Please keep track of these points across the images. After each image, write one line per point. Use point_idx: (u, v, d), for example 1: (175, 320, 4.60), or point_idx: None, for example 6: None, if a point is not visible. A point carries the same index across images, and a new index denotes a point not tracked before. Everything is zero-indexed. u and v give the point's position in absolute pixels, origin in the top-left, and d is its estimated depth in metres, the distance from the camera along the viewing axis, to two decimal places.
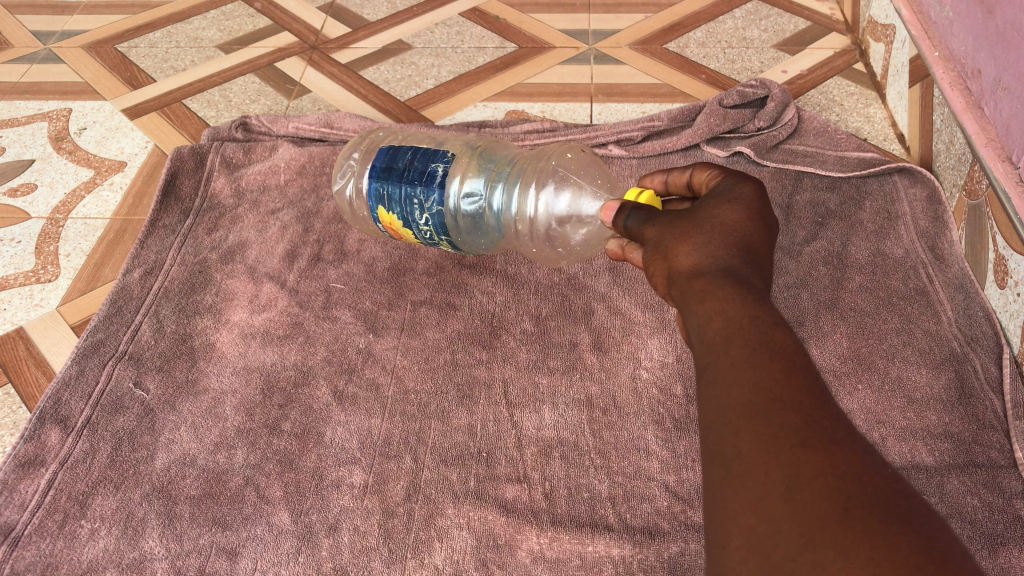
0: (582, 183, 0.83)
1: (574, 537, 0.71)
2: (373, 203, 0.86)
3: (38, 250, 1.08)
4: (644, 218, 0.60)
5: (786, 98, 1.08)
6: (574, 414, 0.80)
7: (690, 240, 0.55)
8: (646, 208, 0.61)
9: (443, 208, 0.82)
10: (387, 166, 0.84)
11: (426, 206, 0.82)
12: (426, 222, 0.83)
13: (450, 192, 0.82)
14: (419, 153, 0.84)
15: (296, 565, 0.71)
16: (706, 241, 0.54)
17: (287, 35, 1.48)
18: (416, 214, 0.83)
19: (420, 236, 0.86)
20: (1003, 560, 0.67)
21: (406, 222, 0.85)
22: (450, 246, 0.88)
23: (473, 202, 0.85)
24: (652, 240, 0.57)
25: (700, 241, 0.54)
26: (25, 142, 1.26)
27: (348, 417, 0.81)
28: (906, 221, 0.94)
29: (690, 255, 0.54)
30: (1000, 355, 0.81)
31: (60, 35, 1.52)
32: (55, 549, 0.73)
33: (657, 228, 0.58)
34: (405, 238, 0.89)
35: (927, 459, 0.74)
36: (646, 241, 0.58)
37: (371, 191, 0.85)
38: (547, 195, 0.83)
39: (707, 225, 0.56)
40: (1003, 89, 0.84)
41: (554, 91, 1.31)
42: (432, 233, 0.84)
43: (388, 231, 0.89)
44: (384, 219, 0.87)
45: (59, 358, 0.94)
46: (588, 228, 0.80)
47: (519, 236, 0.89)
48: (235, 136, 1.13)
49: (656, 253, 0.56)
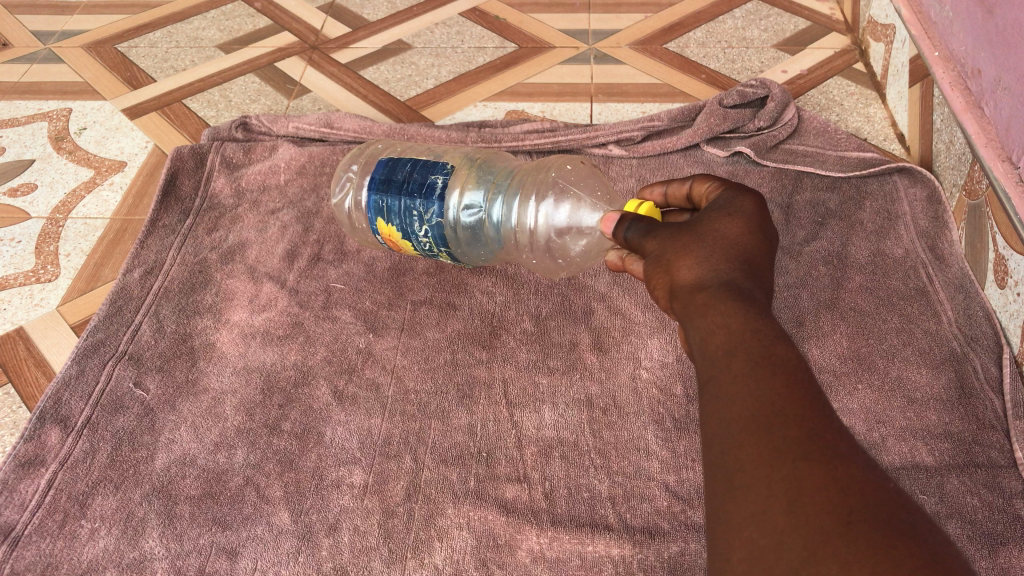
0: (582, 196, 0.83)
1: (574, 537, 0.71)
2: (372, 215, 0.86)
3: (38, 250, 1.08)
4: (644, 232, 0.59)
5: (786, 98, 1.08)
6: (574, 414, 0.80)
7: (691, 255, 0.55)
8: (646, 220, 0.61)
9: (443, 219, 0.82)
10: (386, 178, 0.84)
11: (425, 218, 0.82)
12: (425, 235, 0.83)
13: (449, 205, 0.82)
14: (417, 166, 0.84)
15: (296, 565, 0.71)
16: (707, 256, 0.54)
17: (287, 35, 1.48)
18: (416, 226, 0.83)
19: (419, 249, 0.86)
20: (1003, 560, 0.67)
21: (406, 234, 0.85)
22: (450, 259, 0.88)
23: (472, 213, 0.85)
24: (652, 254, 0.57)
25: (701, 254, 0.54)
26: (25, 142, 1.26)
27: (348, 417, 0.81)
28: (906, 221, 0.94)
29: (691, 269, 0.54)
30: (1000, 355, 0.81)
31: (60, 35, 1.52)
32: (55, 548, 0.73)
33: (657, 240, 0.58)
34: (406, 251, 0.89)
35: (927, 460, 0.74)
36: (647, 254, 0.58)
37: (370, 203, 0.85)
38: (547, 209, 0.83)
39: (709, 238, 0.55)
40: (1004, 89, 0.84)
41: (554, 91, 1.31)
42: (432, 245, 0.84)
43: (389, 244, 0.89)
44: (382, 230, 0.87)
45: (59, 358, 0.94)
46: (588, 239, 0.80)
47: (518, 247, 0.88)
48: (235, 136, 1.13)
49: (657, 266, 0.56)
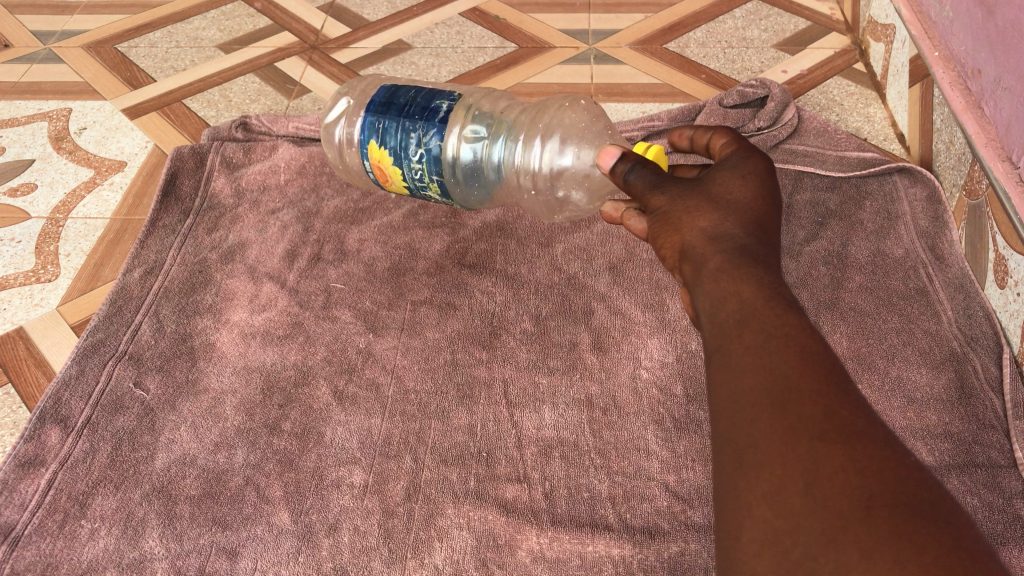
0: (588, 138, 0.85)
1: (575, 537, 0.72)
2: (366, 137, 0.86)
3: (38, 250, 1.08)
4: (649, 183, 0.60)
5: (786, 98, 1.08)
6: (574, 414, 0.80)
7: (705, 215, 0.56)
8: (650, 167, 0.61)
9: (441, 142, 0.83)
10: (388, 101, 0.86)
11: (424, 139, 0.83)
12: (418, 153, 0.83)
13: (449, 125, 0.83)
14: (422, 92, 0.86)
15: (296, 565, 0.71)
16: (721, 218, 0.55)
17: (287, 35, 1.48)
18: (412, 148, 0.84)
19: (410, 182, 0.87)
20: (1003, 559, 0.67)
21: (400, 159, 0.85)
22: (441, 195, 0.88)
23: (469, 141, 0.86)
24: (659, 210, 0.58)
25: (714, 216, 0.55)
26: (25, 142, 1.26)
27: (348, 417, 0.81)
28: (906, 221, 0.94)
29: (704, 230, 0.55)
30: (1000, 355, 0.81)
31: (60, 35, 1.52)
32: (55, 548, 0.73)
33: (664, 197, 0.58)
34: (394, 186, 0.89)
35: (927, 460, 0.74)
36: (651, 209, 0.59)
37: (368, 123, 0.86)
38: (549, 145, 0.84)
39: (721, 200, 0.56)
40: (1004, 89, 0.84)
41: (554, 92, 1.31)
42: (424, 171, 0.84)
43: (379, 179, 0.90)
44: (374, 155, 0.87)
45: (59, 358, 0.94)
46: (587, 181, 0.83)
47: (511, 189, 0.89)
48: (235, 136, 1.12)
49: (665, 223, 0.57)
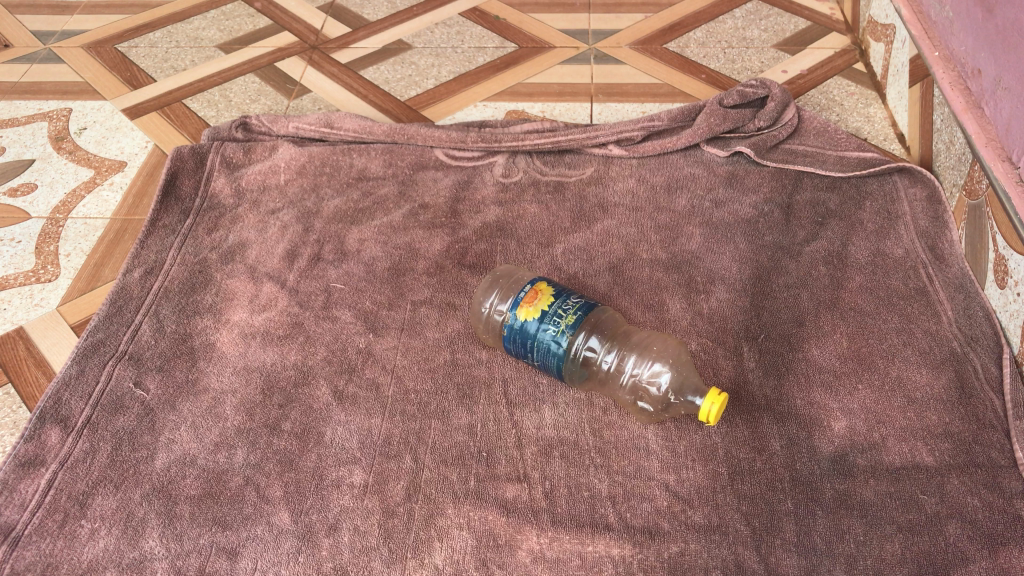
0: (700, 377, 0.80)
1: (575, 537, 0.72)
2: (532, 286, 0.80)
3: (38, 250, 1.08)
4: None
5: (785, 98, 1.08)
6: (574, 414, 0.80)
7: None
8: None
9: (570, 347, 0.77)
10: (558, 289, 0.81)
11: (564, 330, 0.77)
12: (574, 308, 0.78)
13: (593, 315, 0.80)
14: (585, 300, 0.81)
15: (296, 565, 0.71)
16: None
17: (287, 36, 1.48)
18: (550, 325, 0.77)
19: (548, 314, 0.78)
20: (1003, 560, 0.67)
21: (558, 294, 0.79)
22: (553, 357, 0.78)
23: (594, 343, 0.80)
24: None
25: None
26: (25, 142, 1.26)
27: (348, 417, 0.81)
28: (906, 221, 0.94)
29: None
30: (1000, 355, 0.81)
31: (60, 35, 1.52)
32: (55, 548, 0.73)
33: None
34: (524, 315, 0.78)
35: (927, 460, 0.74)
36: None
37: (530, 291, 0.80)
38: (665, 368, 0.79)
39: None
40: (1003, 89, 0.84)
41: (554, 91, 1.31)
42: (551, 350, 0.77)
43: (517, 300, 0.79)
44: (527, 300, 0.79)
45: (59, 358, 0.94)
46: (675, 404, 0.77)
47: (609, 384, 0.81)
48: (235, 136, 1.13)
49: None
